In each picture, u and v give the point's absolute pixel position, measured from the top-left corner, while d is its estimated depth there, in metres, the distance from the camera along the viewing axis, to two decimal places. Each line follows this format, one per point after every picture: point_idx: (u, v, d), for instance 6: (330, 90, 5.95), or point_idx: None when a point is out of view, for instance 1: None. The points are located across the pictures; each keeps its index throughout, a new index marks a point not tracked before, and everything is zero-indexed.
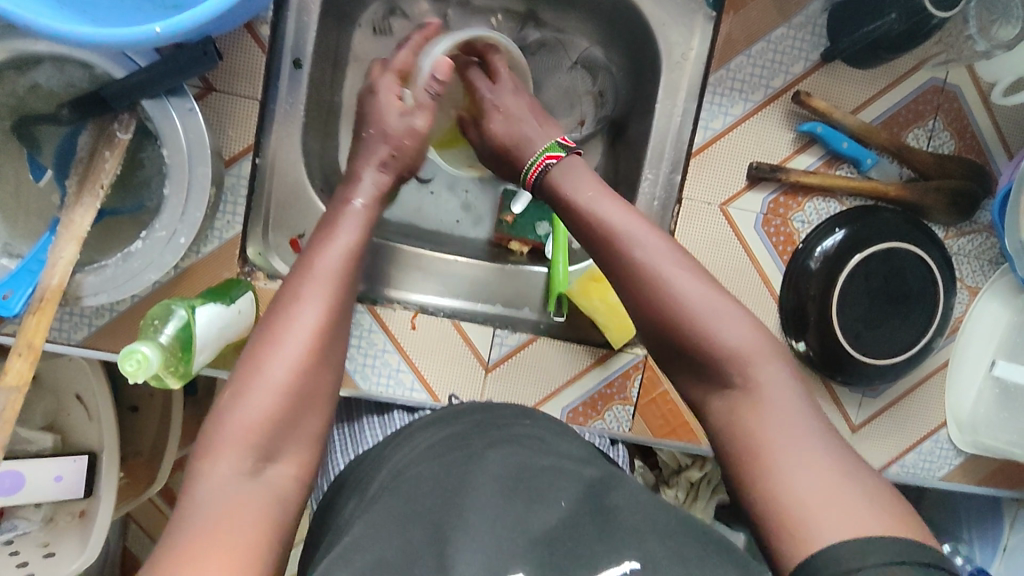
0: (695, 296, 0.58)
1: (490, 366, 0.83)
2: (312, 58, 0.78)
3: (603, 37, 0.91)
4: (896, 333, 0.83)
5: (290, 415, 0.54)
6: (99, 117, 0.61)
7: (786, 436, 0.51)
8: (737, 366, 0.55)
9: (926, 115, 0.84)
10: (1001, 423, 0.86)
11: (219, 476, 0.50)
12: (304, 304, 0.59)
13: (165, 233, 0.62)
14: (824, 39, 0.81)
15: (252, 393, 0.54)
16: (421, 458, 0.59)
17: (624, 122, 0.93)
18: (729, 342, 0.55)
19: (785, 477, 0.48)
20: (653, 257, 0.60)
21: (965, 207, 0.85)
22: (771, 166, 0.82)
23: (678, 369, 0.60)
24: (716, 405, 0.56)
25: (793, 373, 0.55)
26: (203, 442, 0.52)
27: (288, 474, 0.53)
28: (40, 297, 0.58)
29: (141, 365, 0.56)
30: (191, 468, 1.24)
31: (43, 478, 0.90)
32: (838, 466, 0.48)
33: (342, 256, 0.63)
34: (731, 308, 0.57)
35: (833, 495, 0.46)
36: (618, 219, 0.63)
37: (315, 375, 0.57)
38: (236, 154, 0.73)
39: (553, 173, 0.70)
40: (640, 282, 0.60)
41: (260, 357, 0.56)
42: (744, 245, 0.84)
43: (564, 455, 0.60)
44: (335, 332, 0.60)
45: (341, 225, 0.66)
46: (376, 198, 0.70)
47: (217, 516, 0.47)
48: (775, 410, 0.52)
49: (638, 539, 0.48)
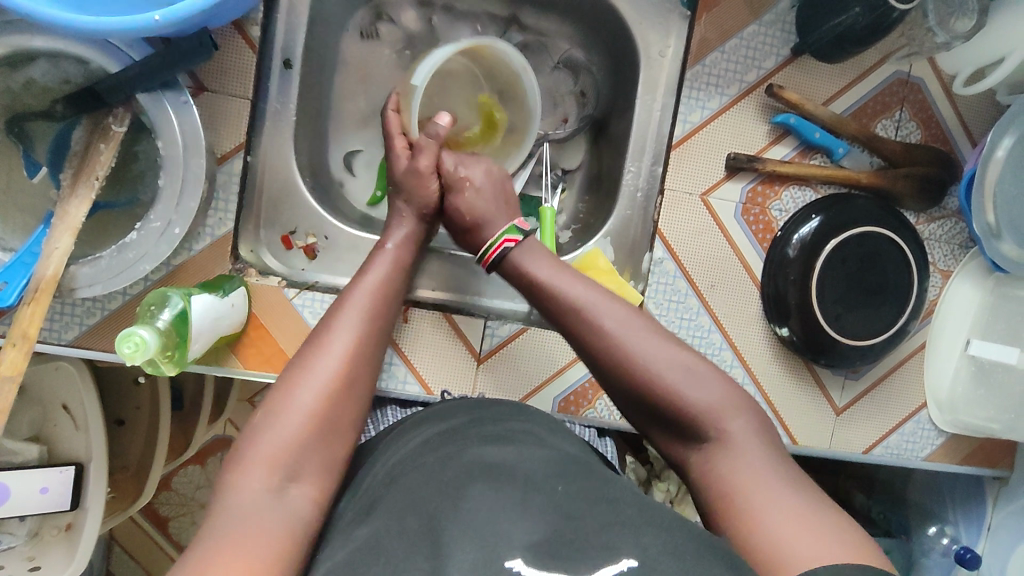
0: (664, 360, 0.61)
1: (482, 357, 0.84)
2: (302, 59, 0.80)
3: (583, 38, 0.94)
4: (873, 318, 0.86)
5: (320, 434, 0.56)
6: (94, 113, 0.62)
7: (757, 482, 0.53)
8: (709, 422, 0.58)
9: (893, 106, 0.88)
10: (980, 401, 0.89)
11: (249, 490, 0.51)
12: (338, 333, 0.61)
13: (160, 223, 0.62)
14: (794, 36, 0.85)
15: (283, 413, 0.55)
16: (413, 457, 0.60)
17: (605, 121, 0.96)
18: (693, 402, 0.58)
19: (757, 512, 0.50)
20: (619, 327, 0.63)
21: (934, 194, 0.89)
22: (748, 156, 0.85)
23: (654, 428, 0.62)
24: (692, 457, 0.58)
25: (757, 420, 0.58)
26: (235, 456, 0.54)
27: (308, 496, 0.53)
28: (35, 287, 0.58)
29: (139, 349, 0.55)
30: (178, 488, 1.22)
31: (29, 491, 0.89)
32: (807, 503, 0.51)
33: (373, 289, 0.67)
34: (699, 369, 0.60)
35: (804, 530, 0.48)
36: (580, 293, 0.65)
37: (348, 396, 0.59)
38: (227, 152, 0.74)
39: (512, 255, 0.72)
40: (605, 347, 0.62)
41: (294, 379, 0.58)
42: (725, 233, 0.87)
43: (562, 453, 0.60)
44: (369, 361, 0.62)
45: (373, 264, 0.71)
46: (403, 242, 0.75)
47: (247, 524, 0.49)
48: (743, 458, 0.55)
49: (641, 534, 0.48)
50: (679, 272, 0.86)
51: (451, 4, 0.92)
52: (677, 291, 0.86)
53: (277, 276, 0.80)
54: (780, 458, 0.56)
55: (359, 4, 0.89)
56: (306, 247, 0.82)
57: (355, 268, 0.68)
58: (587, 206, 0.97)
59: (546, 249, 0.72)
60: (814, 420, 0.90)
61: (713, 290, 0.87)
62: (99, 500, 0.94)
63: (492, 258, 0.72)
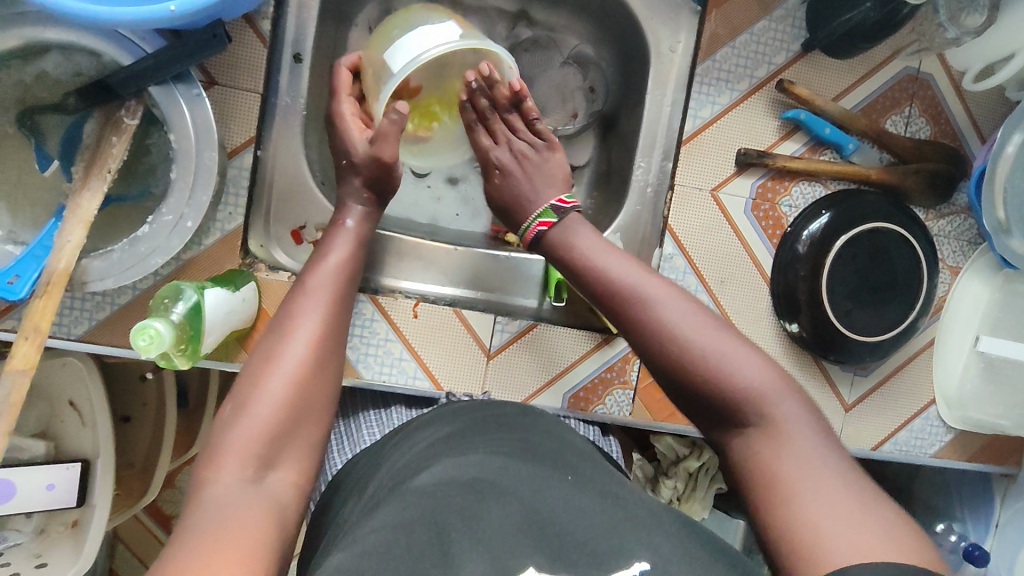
0: (711, 344, 0.58)
1: (491, 353, 0.84)
2: (312, 54, 0.80)
3: (593, 34, 0.94)
4: (881, 314, 0.85)
5: (290, 422, 0.56)
6: (106, 106, 0.62)
7: (804, 474, 0.50)
8: (755, 407, 0.55)
9: (902, 102, 0.88)
10: (990, 397, 0.90)
11: (222, 482, 0.50)
12: (298, 317, 0.61)
13: (172, 217, 0.62)
14: (804, 31, 0.85)
15: (252, 403, 0.55)
16: (417, 460, 0.59)
17: (615, 116, 0.96)
18: (744, 384, 0.56)
19: (798, 502, 0.48)
20: (672, 310, 0.61)
21: (944, 189, 0.89)
22: (759, 152, 0.85)
23: (694, 412, 0.59)
24: (734, 444, 0.56)
25: (808, 409, 0.55)
26: (207, 453, 0.53)
27: (288, 481, 0.54)
28: (47, 280, 0.57)
29: (154, 341, 0.55)
30: (181, 485, 1.21)
31: (34, 485, 0.88)
32: (856, 497, 0.48)
33: (335, 271, 0.67)
34: (749, 354, 0.57)
35: (856, 528, 0.45)
36: (630, 275, 0.64)
37: (315, 380, 0.59)
38: (238, 147, 0.74)
39: (553, 234, 0.72)
40: (653, 329, 0.60)
41: (258, 370, 0.58)
42: (735, 229, 0.87)
43: (570, 452, 0.60)
44: (333, 342, 0.62)
45: (335, 243, 0.70)
46: (366, 219, 0.74)
47: (225, 510, 0.48)
48: (792, 445, 0.52)
49: (652, 533, 0.49)
50: (688, 268, 0.86)
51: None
52: (687, 287, 0.86)
53: (287, 271, 0.80)
54: (832, 447, 0.53)
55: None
56: (315, 242, 0.82)
57: (315, 251, 0.67)
58: (595, 202, 0.97)
59: (588, 225, 0.72)
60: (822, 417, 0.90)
61: (722, 286, 0.87)
62: (106, 497, 0.94)
63: (529, 238, 0.74)
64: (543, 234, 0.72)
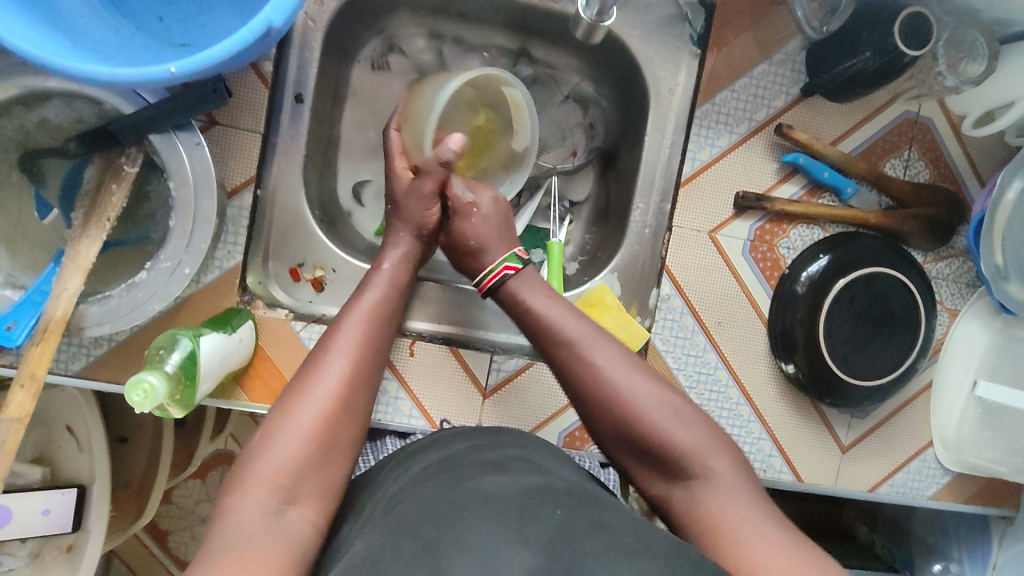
0: (649, 400, 0.60)
1: (487, 392, 0.84)
2: (313, 93, 0.80)
3: (593, 72, 0.95)
4: (879, 356, 0.85)
5: (318, 459, 0.54)
6: (108, 151, 0.63)
7: (741, 522, 0.53)
8: (693, 459, 0.58)
9: (901, 146, 0.88)
10: (986, 442, 0.89)
11: (247, 513, 0.50)
12: (335, 355, 0.60)
13: (170, 264, 0.62)
14: (803, 75, 0.86)
15: (281, 434, 0.54)
16: (411, 483, 0.58)
17: (614, 152, 0.96)
18: (676, 442, 0.58)
19: (740, 550, 0.51)
20: (607, 363, 0.62)
21: (942, 234, 0.90)
22: (757, 195, 0.85)
23: (632, 461, 0.62)
24: (677, 495, 0.58)
25: (738, 461, 0.59)
26: (235, 478, 0.52)
27: (306, 519, 0.52)
28: (44, 327, 0.58)
29: (148, 396, 0.56)
30: (178, 502, 1.20)
31: (30, 513, 0.88)
32: (792, 544, 0.51)
33: (371, 311, 0.65)
34: (682, 410, 0.60)
35: (788, 571, 0.49)
36: (572, 325, 0.65)
37: (344, 422, 0.57)
38: (238, 186, 0.75)
39: (509, 283, 0.71)
40: (596, 386, 0.62)
41: (292, 401, 0.56)
42: (733, 270, 0.87)
43: (582, 489, 0.58)
44: (365, 381, 0.60)
45: (370, 283, 0.69)
46: (401, 262, 0.73)
47: (247, 547, 0.47)
48: (727, 495, 0.55)
49: (635, 556, 0.48)
50: (686, 308, 0.86)
51: (462, 36, 0.93)
52: (684, 327, 0.86)
53: (285, 308, 0.80)
54: (761, 498, 0.56)
55: (371, 36, 0.89)
56: (314, 279, 0.82)
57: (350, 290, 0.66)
58: (594, 237, 0.97)
59: (542, 278, 0.72)
60: (819, 457, 0.90)
61: (720, 326, 0.87)
62: (101, 521, 0.94)
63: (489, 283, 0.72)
64: (506, 279, 0.71)
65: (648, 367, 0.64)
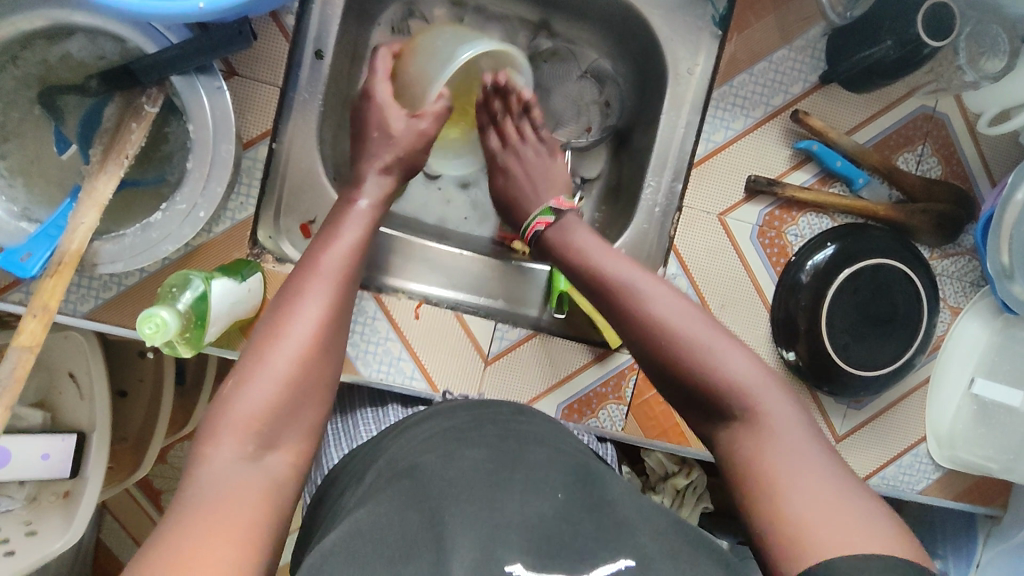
0: (700, 335, 0.60)
1: (489, 359, 0.84)
2: (333, 50, 0.80)
3: (612, 49, 0.95)
4: (878, 348, 0.86)
5: (290, 404, 0.55)
6: (128, 91, 0.63)
7: (788, 463, 0.52)
8: (741, 397, 0.57)
9: (915, 140, 0.89)
10: (982, 439, 0.90)
11: (223, 459, 0.50)
12: (307, 300, 0.59)
13: (186, 206, 0.63)
14: (822, 63, 0.86)
15: (254, 379, 0.54)
16: (418, 450, 0.58)
17: (629, 132, 0.97)
18: (726, 379, 0.58)
19: (785, 491, 0.51)
20: (657, 303, 0.63)
21: (949, 230, 0.90)
22: (768, 180, 0.86)
23: (683, 407, 0.62)
24: (721, 435, 0.58)
25: (793, 401, 0.57)
26: (207, 425, 0.52)
27: (286, 462, 0.53)
28: (59, 260, 0.58)
29: (159, 330, 0.57)
30: (173, 462, 1.20)
31: (29, 455, 0.88)
32: (837, 489, 0.50)
33: (346, 254, 0.65)
34: (740, 349, 0.60)
35: (831, 514, 0.48)
36: (620, 270, 0.67)
37: (318, 367, 0.58)
38: (253, 138, 0.75)
39: (549, 232, 0.75)
40: (644, 326, 0.63)
41: (265, 346, 0.56)
42: (740, 254, 0.87)
43: (555, 451, 0.59)
44: (336, 326, 0.61)
45: (345, 222, 0.68)
46: (380, 200, 0.72)
47: (222, 490, 0.47)
48: (774, 436, 0.55)
49: (637, 534, 0.49)
50: (691, 289, 0.87)
51: (484, 6, 0.92)
52: None
53: (293, 264, 0.80)
54: (819, 441, 0.55)
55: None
56: None
57: (324, 232, 0.65)
58: (603, 215, 0.98)
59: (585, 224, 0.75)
60: None
61: (723, 309, 0.87)
62: (99, 470, 0.92)
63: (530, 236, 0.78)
64: (541, 233, 0.76)
65: (701, 308, 0.64)
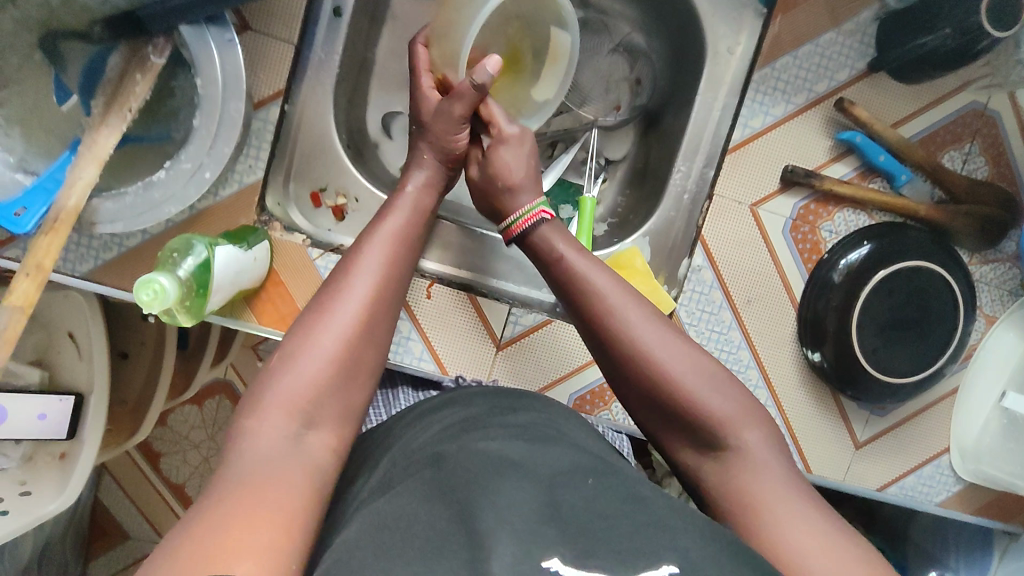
0: (683, 365, 0.58)
1: (501, 344, 0.81)
2: (353, 9, 0.76)
3: (647, 23, 0.90)
4: (912, 354, 0.82)
5: (337, 385, 0.51)
6: (134, 40, 0.59)
7: (778, 496, 0.51)
8: (729, 428, 0.55)
9: (963, 138, 0.84)
10: (1009, 454, 0.88)
11: (267, 437, 0.46)
12: (358, 278, 0.56)
13: (191, 165, 0.59)
14: (871, 49, 0.81)
15: (301, 356, 0.51)
16: (436, 440, 0.55)
17: (659, 113, 0.92)
18: (711, 412, 0.56)
19: (779, 523, 0.49)
20: (639, 323, 0.59)
21: (992, 234, 0.85)
22: (806, 171, 0.81)
23: (667, 434, 0.59)
24: (707, 466, 0.56)
25: (773, 434, 0.56)
26: (250, 400, 0.49)
27: (329, 444, 0.49)
28: (54, 217, 0.55)
29: (158, 297, 0.54)
30: (174, 426, 1.19)
31: (27, 415, 0.84)
32: (830, 521, 0.49)
33: (397, 234, 0.62)
34: (721, 378, 0.58)
35: (827, 547, 0.47)
36: (602, 282, 0.62)
37: (367, 348, 0.54)
38: (265, 98, 0.71)
39: (541, 229, 0.68)
40: (624, 348, 0.59)
41: (313, 321, 0.53)
42: (771, 248, 0.83)
43: (608, 460, 0.56)
44: (388, 308, 0.57)
45: (396, 206, 0.65)
46: (425, 188, 0.69)
47: (269, 472, 0.44)
48: (765, 469, 0.53)
49: (678, 533, 0.45)
50: (716, 282, 0.83)
51: None
52: (711, 302, 0.83)
53: (303, 233, 0.77)
54: (799, 475, 0.54)
55: None
56: (335, 206, 0.79)
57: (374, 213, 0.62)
58: (627, 200, 0.93)
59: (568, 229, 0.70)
60: (832, 450, 0.87)
61: (749, 304, 0.83)
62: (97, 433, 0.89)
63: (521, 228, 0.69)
64: (542, 223, 0.68)
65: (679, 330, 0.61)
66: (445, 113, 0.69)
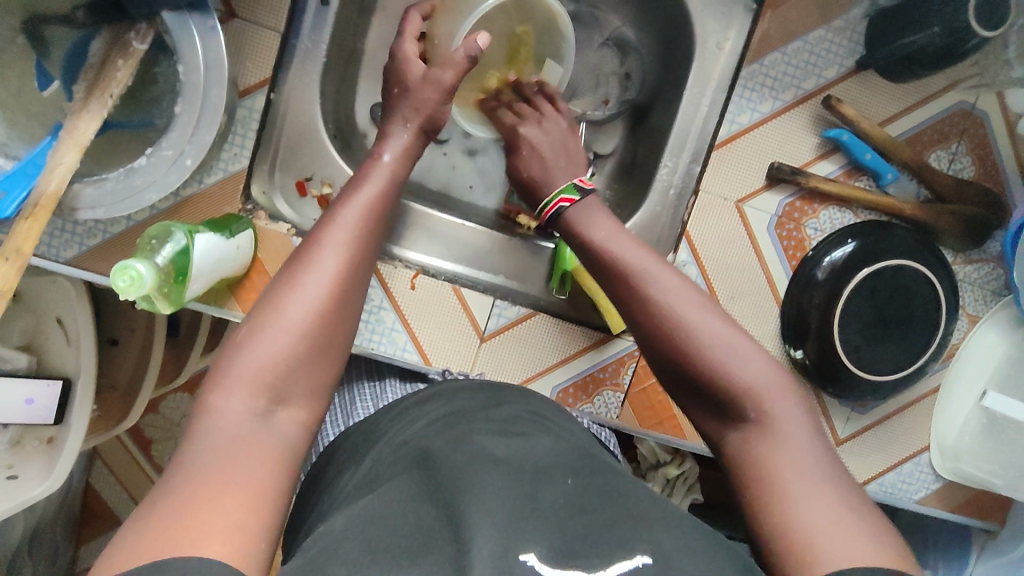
0: (715, 334, 0.57)
1: (485, 335, 0.81)
2: None
3: (637, 17, 0.90)
4: (894, 352, 0.82)
5: (304, 360, 0.50)
6: (117, 25, 0.59)
7: (794, 469, 0.49)
8: (754, 400, 0.53)
9: (950, 137, 0.84)
10: (987, 454, 0.86)
11: (232, 412, 0.46)
12: (325, 250, 0.55)
13: (172, 152, 0.59)
14: (860, 47, 0.81)
15: (267, 330, 0.50)
16: (418, 435, 0.56)
17: (647, 108, 0.92)
18: (739, 379, 0.54)
19: (790, 498, 0.48)
20: (667, 294, 0.59)
21: (977, 235, 0.85)
22: (792, 168, 0.81)
23: (690, 403, 0.59)
24: (728, 435, 0.55)
25: (806, 406, 0.54)
26: (214, 376, 0.48)
27: (298, 420, 0.48)
28: (34, 202, 0.55)
29: (134, 283, 0.54)
30: (164, 413, 1.19)
31: (13, 399, 0.85)
32: (845, 500, 0.47)
33: (369, 208, 0.61)
34: (750, 348, 0.56)
35: (837, 526, 0.45)
36: (631, 254, 0.63)
37: (336, 323, 0.53)
38: (250, 87, 0.71)
39: (569, 212, 0.71)
40: (654, 316, 0.59)
41: (279, 294, 0.52)
42: (755, 245, 0.83)
43: (587, 455, 0.56)
44: (356, 280, 0.56)
45: (367, 176, 0.64)
46: (402, 154, 0.68)
47: (235, 453, 0.44)
48: (786, 441, 0.51)
49: (654, 529, 0.45)
50: (700, 278, 0.83)
51: None
52: None
53: (287, 222, 0.77)
54: (828, 450, 0.52)
55: None
56: (320, 195, 0.79)
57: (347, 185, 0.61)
58: (614, 194, 0.94)
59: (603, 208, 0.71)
60: None
61: (733, 301, 0.83)
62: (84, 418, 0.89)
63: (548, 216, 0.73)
64: (564, 210, 0.71)
65: (711, 299, 0.60)
66: (434, 81, 0.71)
